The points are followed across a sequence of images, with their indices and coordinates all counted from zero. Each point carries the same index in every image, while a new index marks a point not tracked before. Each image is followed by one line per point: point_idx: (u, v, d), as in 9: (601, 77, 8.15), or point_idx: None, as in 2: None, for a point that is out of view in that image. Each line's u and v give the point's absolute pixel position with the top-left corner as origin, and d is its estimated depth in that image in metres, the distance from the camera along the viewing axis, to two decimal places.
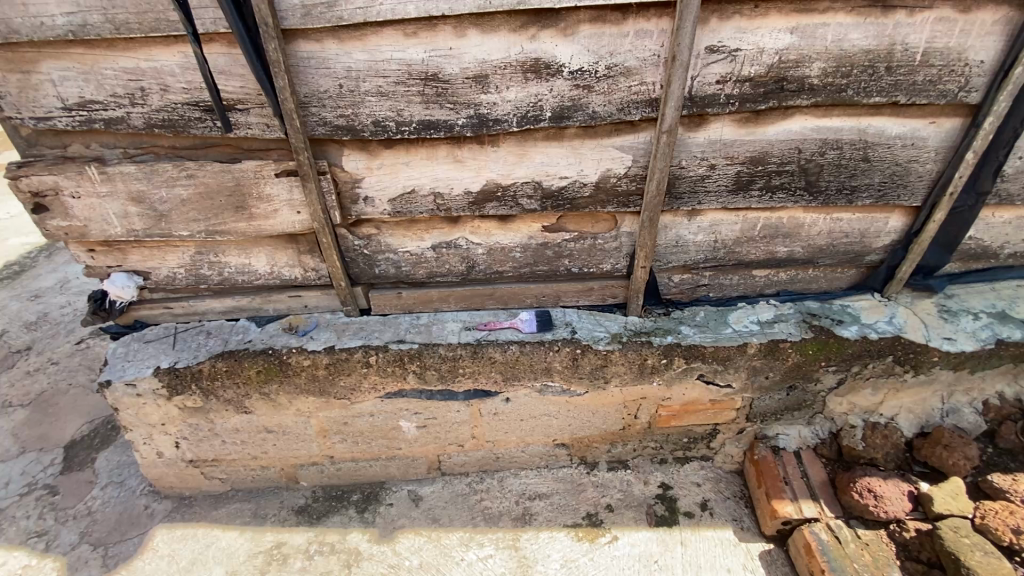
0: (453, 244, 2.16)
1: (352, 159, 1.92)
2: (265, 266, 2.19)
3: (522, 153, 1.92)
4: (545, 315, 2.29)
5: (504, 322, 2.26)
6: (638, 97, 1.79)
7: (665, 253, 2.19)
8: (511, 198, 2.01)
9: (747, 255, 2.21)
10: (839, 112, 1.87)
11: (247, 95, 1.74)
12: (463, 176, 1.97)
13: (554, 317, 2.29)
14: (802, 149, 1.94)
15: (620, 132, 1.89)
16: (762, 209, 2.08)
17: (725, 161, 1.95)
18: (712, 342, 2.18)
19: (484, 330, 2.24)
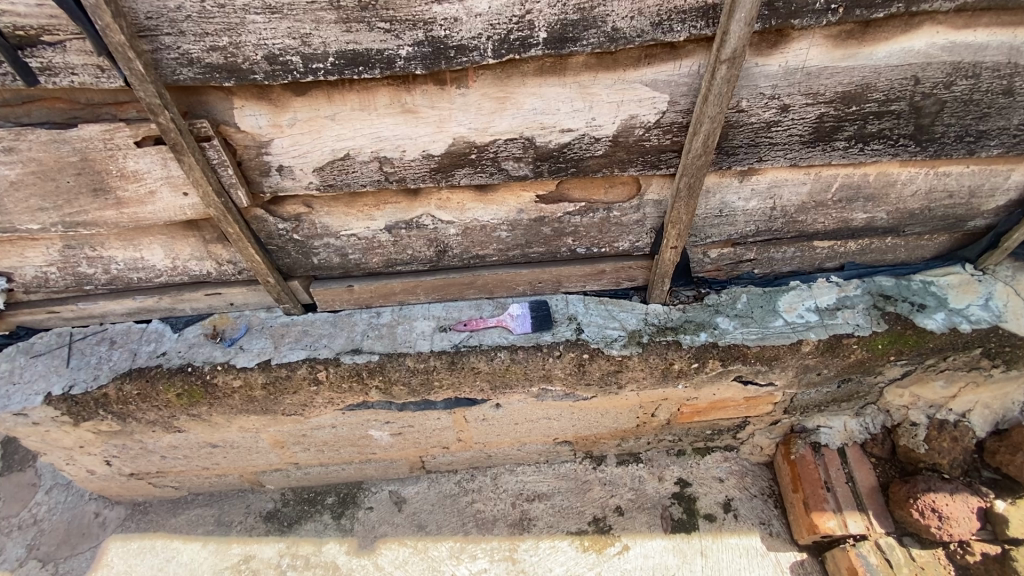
0: (414, 223, 1.58)
1: (248, 114, 1.28)
2: (165, 260, 1.63)
3: (504, 97, 1.28)
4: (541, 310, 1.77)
5: (487, 320, 1.74)
6: (686, 2, 1.11)
7: (702, 225, 1.62)
8: (490, 162, 1.40)
9: (812, 224, 1.65)
10: (992, 19, 1.20)
11: (51, 19, 1.06)
12: (418, 134, 1.34)
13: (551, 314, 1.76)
14: (921, 79, 1.30)
15: (652, 61, 1.23)
16: (843, 166, 1.49)
17: (805, 99, 1.32)
18: (757, 340, 1.70)
19: (464, 333, 1.73)
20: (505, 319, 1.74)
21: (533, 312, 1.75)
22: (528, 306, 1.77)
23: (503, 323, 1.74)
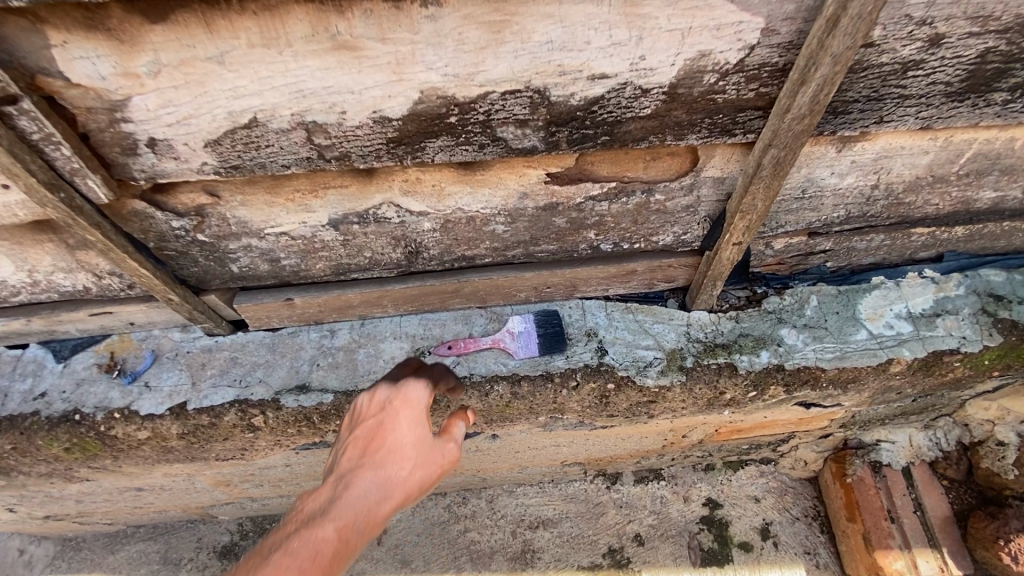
0: (371, 216, 1.10)
1: (77, 56, 0.76)
2: (17, 273, 1.14)
3: (500, 23, 0.78)
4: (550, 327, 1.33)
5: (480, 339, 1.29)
6: None
7: (775, 212, 1.17)
8: (479, 129, 0.91)
9: (921, 206, 1.21)
10: None
11: None
12: (364, 86, 0.84)
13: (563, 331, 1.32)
14: None
15: None
16: (988, 127, 1.04)
17: (975, 25, 0.84)
18: (836, 362, 1.29)
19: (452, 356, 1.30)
20: (502, 339, 1.30)
21: (539, 329, 1.31)
22: (534, 320, 1.33)
23: (501, 343, 1.30)
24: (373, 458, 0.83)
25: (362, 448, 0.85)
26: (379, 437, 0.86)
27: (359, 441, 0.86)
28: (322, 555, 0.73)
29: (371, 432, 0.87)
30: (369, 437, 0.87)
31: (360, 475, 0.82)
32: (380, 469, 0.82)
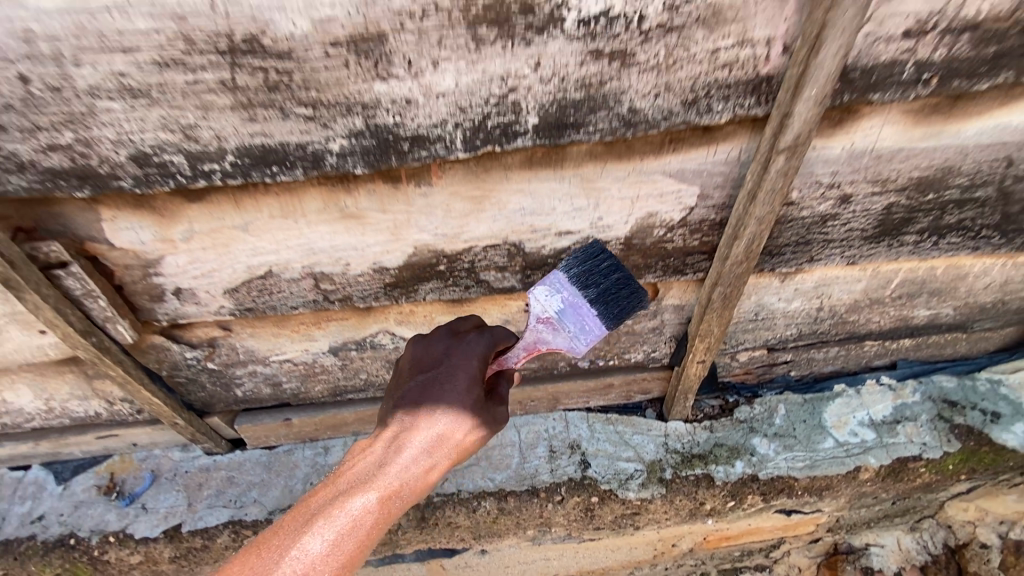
0: (368, 344, 1.21)
1: (122, 227, 0.91)
2: (33, 403, 1.22)
3: (481, 195, 0.94)
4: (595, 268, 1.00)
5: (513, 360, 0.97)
6: (730, 77, 0.79)
7: (734, 332, 1.30)
8: (465, 273, 1.06)
9: (866, 325, 1.34)
10: None
11: None
12: (364, 242, 0.98)
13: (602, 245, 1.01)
14: (1015, 160, 1.01)
15: (678, 148, 0.91)
16: (908, 261, 1.19)
17: (871, 188, 1.02)
18: (806, 470, 1.36)
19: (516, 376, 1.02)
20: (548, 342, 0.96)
21: (583, 296, 0.95)
22: (568, 286, 0.94)
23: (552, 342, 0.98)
24: (443, 394, 0.85)
25: (424, 420, 0.84)
26: (439, 391, 0.85)
27: (416, 405, 0.85)
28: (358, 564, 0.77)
29: (427, 427, 0.84)
30: (425, 401, 0.85)
31: (419, 462, 0.84)
32: (440, 435, 0.83)
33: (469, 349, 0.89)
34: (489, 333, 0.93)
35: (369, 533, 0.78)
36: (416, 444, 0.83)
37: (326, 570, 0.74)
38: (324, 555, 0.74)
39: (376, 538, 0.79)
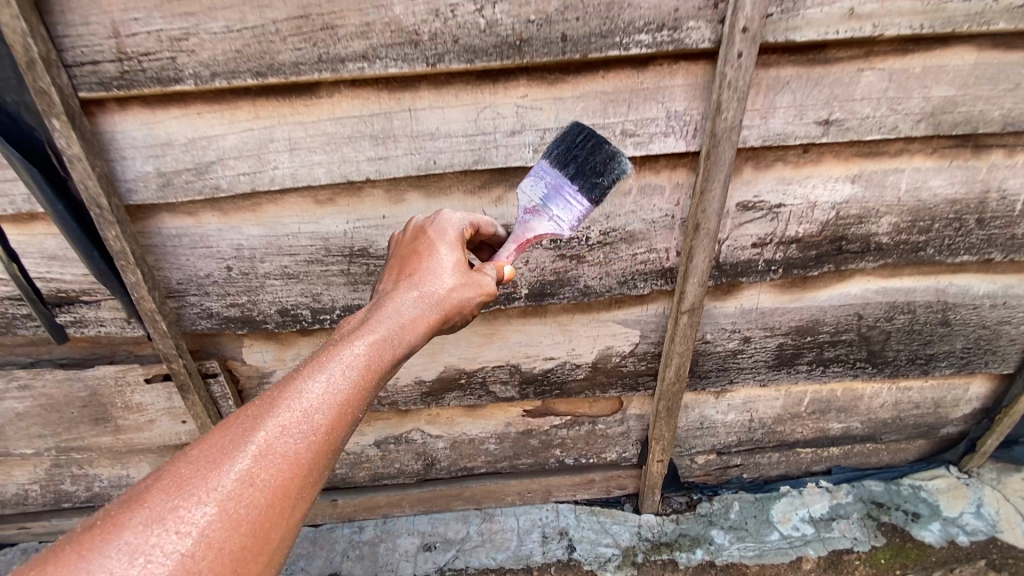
0: (404, 439, 1.61)
1: (255, 350, 1.39)
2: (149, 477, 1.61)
3: (491, 333, 1.41)
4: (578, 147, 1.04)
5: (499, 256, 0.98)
6: (647, 267, 1.29)
7: (686, 436, 1.67)
8: (479, 386, 1.49)
9: (792, 433, 1.70)
10: (910, 271, 1.40)
11: (93, 285, 1.22)
12: (411, 363, 1.43)
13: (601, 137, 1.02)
14: (862, 315, 1.46)
15: (622, 306, 1.39)
16: (810, 384, 1.59)
17: (763, 332, 1.46)
18: (755, 558, 1.64)
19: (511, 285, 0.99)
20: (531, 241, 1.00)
21: (565, 176, 0.97)
22: (551, 171, 0.98)
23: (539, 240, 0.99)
24: (432, 258, 0.87)
25: (414, 280, 0.83)
26: (428, 254, 0.88)
27: (411, 271, 0.85)
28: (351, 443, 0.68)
29: (422, 286, 0.82)
30: (417, 258, 0.87)
31: (411, 331, 0.78)
32: (433, 265, 0.86)
33: (458, 231, 0.92)
34: (457, 218, 0.94)
35: (355, 401, 0.68)
36: (409, 299, 0.80)
37: (334, 407, 0.65)
38: (319, 402, 0.65)
39: (375, 390, 0.71)
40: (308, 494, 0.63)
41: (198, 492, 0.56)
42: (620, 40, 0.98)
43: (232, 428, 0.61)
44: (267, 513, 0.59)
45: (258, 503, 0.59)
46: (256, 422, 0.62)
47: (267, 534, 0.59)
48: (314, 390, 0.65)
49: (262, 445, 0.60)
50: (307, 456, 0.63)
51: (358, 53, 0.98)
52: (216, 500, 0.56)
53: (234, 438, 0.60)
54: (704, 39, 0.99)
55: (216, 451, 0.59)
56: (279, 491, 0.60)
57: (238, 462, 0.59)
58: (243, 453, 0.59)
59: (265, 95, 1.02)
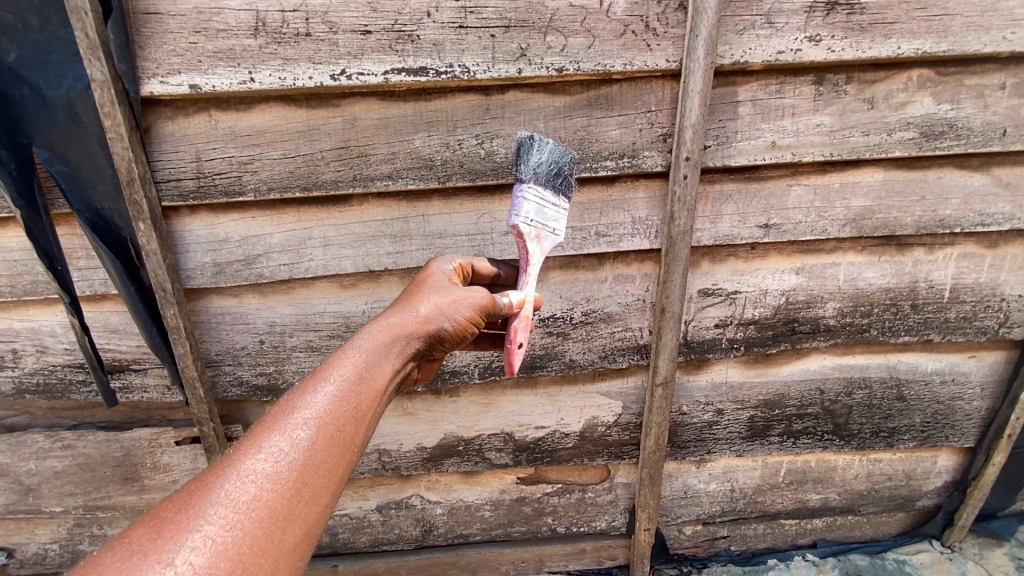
0: (404, 504, 1.71)
1: None
2: None
3: (487, 402, 1.57)
4: (571, 160, 1.12)
5: (522, 282, 1.06)
6: (624, 344, 1.48)
7: (671, 505, 1.77)
8: (475, 452, 1.62)
9: (773, 504, 1.79)
10: (861, 349, 1.58)
11: (144, 355, 1.42)
12: (415, 430, 1.58)
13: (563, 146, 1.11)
14: (824, 390, 1.61)
15: (604, 378, 1.56)
16: (784, 455, 1.71)
17: (734, 405, 1.61)
18: None
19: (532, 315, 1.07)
20: (529, 238, 1.03)
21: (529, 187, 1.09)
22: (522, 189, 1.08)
23: (521, 231, 1.02)
24: (421, 289, 0.96)
25: (405, 305, 0.91)
26: (418, 287, 0.97)
27: (404, 300, 0.93)
28: (345, 457, 0.71)
29: (411, 309, 0.90)
30: (409, 291, 0.96)
31: (394, 352, 0.85)
32: (424, 293, 0.95)
33: (436, 269, 1.02)
34: (443, 262, 1.06)
35: (343, 416, 0.73)
36: (400, 321, 0.88)
37: (334, 416, 0.71)
38: (320, 413, 0.71)
39: (373, 403, 0.77)
40: (309, 512, 0.66)
41: (195, 520, 0.59)
42: (591, 165, 1.26)
43: (221, 460, 0.65)
44: (268, 530, 0.62)
45: (257, 522, 0.62)
46: (245, 449, 0.66)
47: (278, 536, 0.63)
48: (317, 403, 0.71)
49: (254, 468, 0.64)
50: (301, 472, 0.67)
51: (384, 173, 1.24)
52: (213, 522, 0.59)
53: (225, 463, 0.64)
54: (658, 164, 1.27)
55: (207, 481, 0.62)
56: (275, 508, 0.63)
57: (232, 486, 0.62)
58: (236, 477, 0.63)
59: (307, 204, 1.28)
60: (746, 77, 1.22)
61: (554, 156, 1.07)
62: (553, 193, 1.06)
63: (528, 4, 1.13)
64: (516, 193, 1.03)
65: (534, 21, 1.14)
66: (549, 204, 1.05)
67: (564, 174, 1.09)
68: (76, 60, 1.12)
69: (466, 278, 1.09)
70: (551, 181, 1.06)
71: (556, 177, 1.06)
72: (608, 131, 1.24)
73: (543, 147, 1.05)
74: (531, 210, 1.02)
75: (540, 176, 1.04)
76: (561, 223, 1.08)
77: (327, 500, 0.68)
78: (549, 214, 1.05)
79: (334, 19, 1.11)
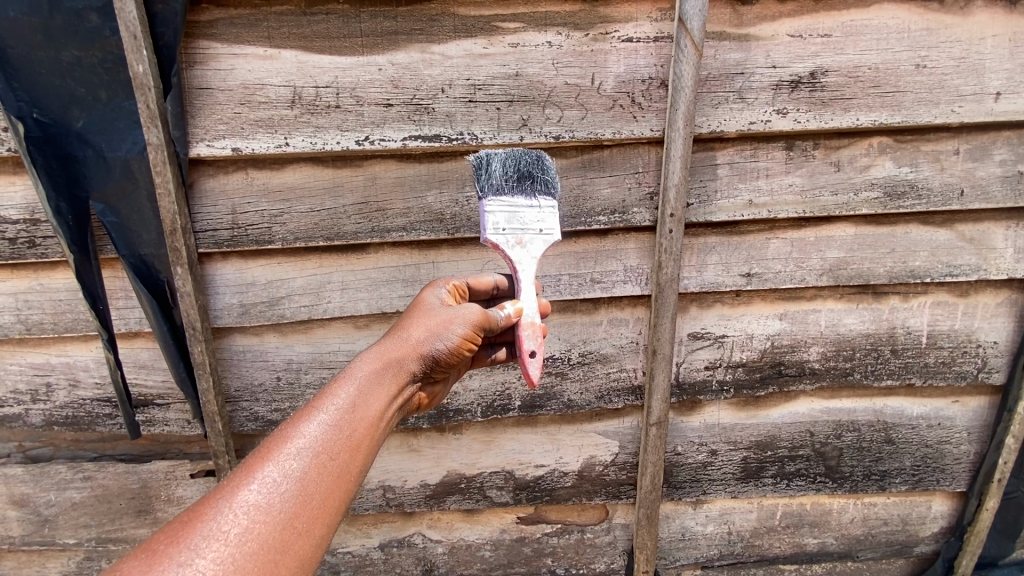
0: (406, 542, 1.74)
1: None
2: None
3: (489, 439, 1.64)
4: (533, 160, 1.19)
5: (520, 289, 1.14)
6: (619, 384, 1.56)
7: (669, 548, 1.79)
8: (477, 490, 1.67)
9: (771, 548, 1.80)
10: (847, 392, 1.65)
11: (168, 389, 1.52)
12: (419, 466, 1.65)
13: (521, 150, 1.20)
14: (813, 432, 1.67)
15: (601, 417, 1.63)
16: (779, 497, 1.75)
17: (727, 446, 1.67)
18: None
19: (538, 320, 1.13)
20: (505, 244, 1.12)
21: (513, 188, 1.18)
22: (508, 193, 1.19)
23: (496, 241, 1.12)
24: (416, 319, 1.05)
25: (398, 336, 1.00)
26: (413, 318, 1.05)
27: (398, 331, 1.02)
28: (335, 487, 0.77)
29: (403, 340, 0.99)
30: (404, 321, 1.05)
31: (385, 382, 0.92)
32: (417, 323, 1.04)
33: (431, 300, 1.11)
34: (437, 288, 1.15)
35: (333, 448, 0.79)
36: (392, 351, 0.96)
37: (327, 445, 0.78)
38: (314, 443, 0.78)
39: (367, 430, 0.84)
40: (300, 540, 0.72)
41: (189, 549, 0.65)
42: (585, 220, 1.39)
43: (216, 491, 0.71)
44: (258, 557, 0.68)
45: (248, 550, 0.68)
46: (240, 480, 0.72)
47: (271, 562, 0.69)
48: (311, 434, 0.78)
49: (247, 499, 0.70)
50: (291, 503, 0.73)
51: (399, 225, 1.38)
52: (209, 552, 0.65)
53: (221, 494, 0.70)
54: (646, 219, 1.40)
55: (201, 512, 0.68)
56: (269, 536, 0.70)
57: (225, 516, 0.68)
58: (230, 508, 0.69)
59: (328, 252, 1.41)
60: (723, 143, 1.37)
61: (510, 164, 1.16)
62: (519, 197, 1.15)
63: (530, 83, 1.30)
64: (481, 209, 1.13)
65: (534, 96, 1.30)
66: (517, 207, 1.14)
67: (526, 176, 1.17)
68: (136, 127, 1.28)
69: (463, 297, 1.19)
70: (513, 187, 1.15)
71: (516, 181, 1.16)
72: (601, 189, 1.38)
73: (495, 160, 1.15)
74: (499, 219, 1.12)
75: (500, 187, 1.14)
76: (542, 219, 1.16)
77: (317, 529, 0.74)
78: (526, 218, 1.14)
79: (360, 94, 1.28)
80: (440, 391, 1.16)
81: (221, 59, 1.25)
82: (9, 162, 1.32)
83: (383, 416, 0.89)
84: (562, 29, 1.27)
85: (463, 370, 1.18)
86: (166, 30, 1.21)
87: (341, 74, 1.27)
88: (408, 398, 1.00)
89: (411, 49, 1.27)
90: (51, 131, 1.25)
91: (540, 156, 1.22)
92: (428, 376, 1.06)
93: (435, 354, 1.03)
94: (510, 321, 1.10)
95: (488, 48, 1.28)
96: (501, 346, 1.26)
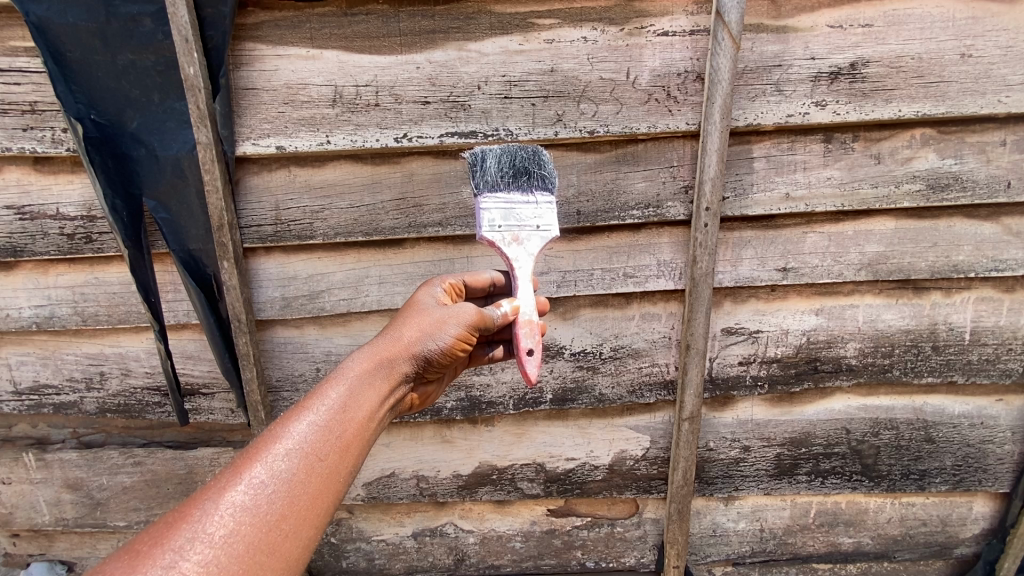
0: (439, 531, 1.78)
1: None
2: None
3: (521, 432, 1.66)
4: (529, 155, 1.21)
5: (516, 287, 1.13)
6: (651, 378, 1.57)
7: (700, 544, 1.78)
8: (509, 481, 1.70)
9: (804, 546, 1.78)
10: (885, 389, 1.62)
11: (214, 379, 1.58)
12: (452, 457, 1.68)
13: (517, 145, 1.22)
14: (850, 429, 1.65)
15: (632, 412, 1.64)
16: (813, 495, 1.73)
17: (760, 442, 1.66)
18: None
19: (536, 318, 1.12)
20: (500, 241, 1.13)
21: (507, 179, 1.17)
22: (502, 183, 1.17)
23: (491, 238, 1.13)
24: (409, 319, 1.04)
25: (390, 337, 0.99)
26: (407, 318, 1.04)
27: (391, 331, 1.01)
28: (323, 489, 0.77)
29: (395, 341, 0.99)
30: (398, 321, 1.04)
31: (376, 382, 0.91)
32: (411, 323, 1.03)
33: (427, 300, 1.10)
34: (432, 285, 1.16)
35: (321, 449, 0.79)
36: (384, 351, 0.96)
37: (313, 445, 0.78)
38: (301, 446, 0.77)
39: (355, 431, 0.84)
40: (287, 540, 0.72)
41: (174, 550, 0.65)
42: (618, 214, 1.40)
43: (203, 492, 0.71)
44: (244, 558, 0.68)
45: (234, 551, 0.68)
46: (227, 481, 0.72)
47: (256, 563, 0.69)
48: (298, 435, 0.78)
49: (233, 500, 0.70)
50: (278, 504, 0.73)
51: (436, 221, 1.41)
52: (194, 553, 0.65)
53: (209, 496, 0.70)
54: (681, 213, 1.40)
55: (188, 513, 0.68)
56: (255, 538, 0.70)
57: (211, 517, 0.68)
58: (217, 508, 0.69)
59: (366, 247, 1.45)
60: (760, 137, 1.36)
61: (505, 161, 1.18)
62: (515, 193, 1.16)
63: (565, 78, 1.31)
64: (477, 206, 1.14)
65: (569, 91, 1.31)
66: (513, 204, 1.15)
67: (522, 171, 1.18)
68: (186, 127, 1.33)
69: (459, 296, 1.20)
70: (508, 183, 1.16)
71: (512, 177, 1.17)
72: (634, 184, 1.39)
73: (490, 157, 1.18)
74: (495, 217, 1.13)
75: (495, 184, 1.15)
76: (538, 215, 1.16)
77: (304, 529, 0.75)
78: (522, 215, 1.15)
79: (399, 92, 1.31)
80: (435, 390, 1.17)
81: (266, 60, 1.30)
82: (68, 162, 1.40)
83: (373, 417, 0.89)
84: (598, 24, 1.28)
85: (457, 368, 1.19)
86: (214, 33, 1.26)
87: (380, 73, 1.30)
88: (400, 398, 1.00)
89: (448, 47, 1.29)
90: (107, 131, 1.31)
91: (537, 150, 1.23)
92: (422, 376, 1.06)
93: (427, 355, 1.02)
94: (506, 320, 1.09)
95: (524, 44, 1.30)
96: (499, 344, 1.26)
